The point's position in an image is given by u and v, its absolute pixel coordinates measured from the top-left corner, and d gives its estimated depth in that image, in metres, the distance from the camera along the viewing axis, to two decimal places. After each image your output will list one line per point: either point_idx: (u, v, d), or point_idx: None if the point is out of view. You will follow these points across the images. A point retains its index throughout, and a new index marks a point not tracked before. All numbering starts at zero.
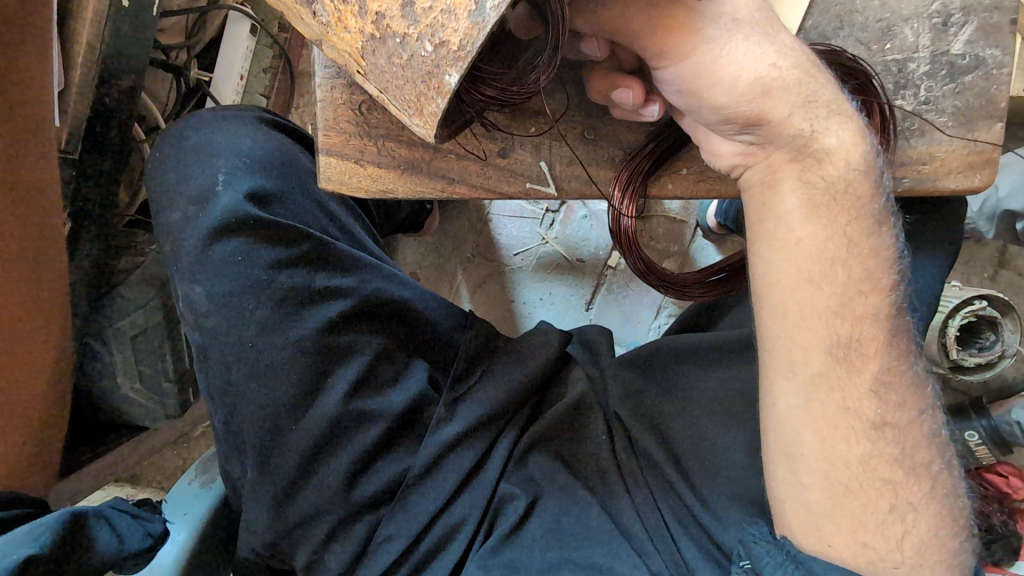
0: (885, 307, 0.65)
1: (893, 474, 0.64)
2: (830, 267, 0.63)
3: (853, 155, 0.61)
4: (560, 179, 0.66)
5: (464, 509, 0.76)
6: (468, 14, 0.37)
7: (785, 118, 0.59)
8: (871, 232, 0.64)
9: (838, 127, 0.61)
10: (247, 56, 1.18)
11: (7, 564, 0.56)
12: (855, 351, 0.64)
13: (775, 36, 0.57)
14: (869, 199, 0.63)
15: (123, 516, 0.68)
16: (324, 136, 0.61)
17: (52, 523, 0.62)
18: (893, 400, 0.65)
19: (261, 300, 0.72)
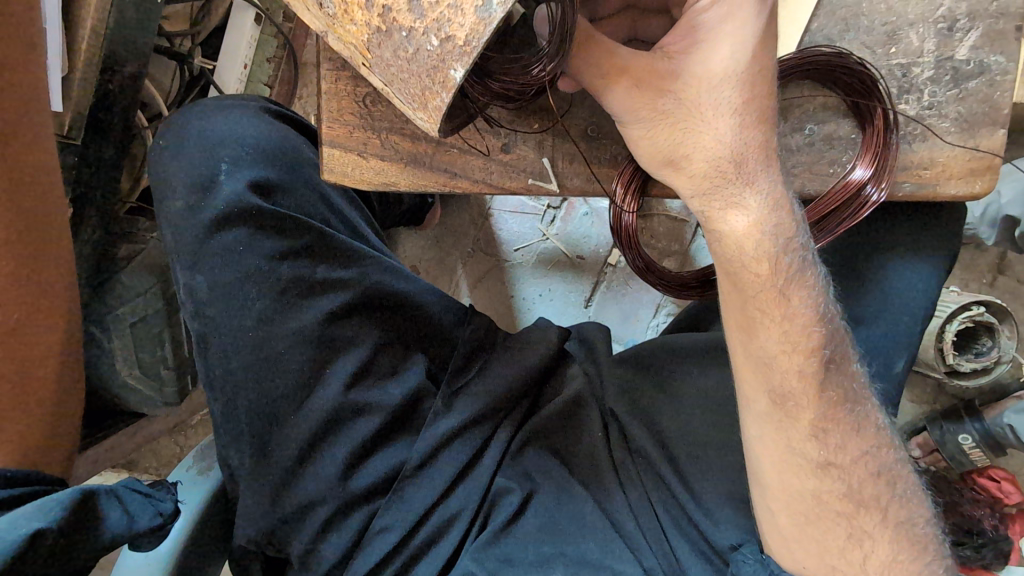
0: (808, 370, 0.65)
1: (844, 507, 0.67)
2: (764, 320, 0.65)
3: (748, 242, 0.63)
4: (562, 176, 0.66)
5: (459, 502, 0.77)
6: (474, 10, 0.37)
7: (711, 184, 0.61)
8: (785, 302, 0.64)
9: (743, 217, 0.62)
10: (252, 44, 1.17)
11: (16, 537, 0.53)
12: (789, 401, 0.66)
13: (709, 124, 0.59)
14: (775, 275, 0.64)
15: (134, 496, 0.64)
16: (327, 127, 0.61)
17: (63, 496, 0.58)
18: (832, 443, 0.67)
19: (261, 290, 0.73)
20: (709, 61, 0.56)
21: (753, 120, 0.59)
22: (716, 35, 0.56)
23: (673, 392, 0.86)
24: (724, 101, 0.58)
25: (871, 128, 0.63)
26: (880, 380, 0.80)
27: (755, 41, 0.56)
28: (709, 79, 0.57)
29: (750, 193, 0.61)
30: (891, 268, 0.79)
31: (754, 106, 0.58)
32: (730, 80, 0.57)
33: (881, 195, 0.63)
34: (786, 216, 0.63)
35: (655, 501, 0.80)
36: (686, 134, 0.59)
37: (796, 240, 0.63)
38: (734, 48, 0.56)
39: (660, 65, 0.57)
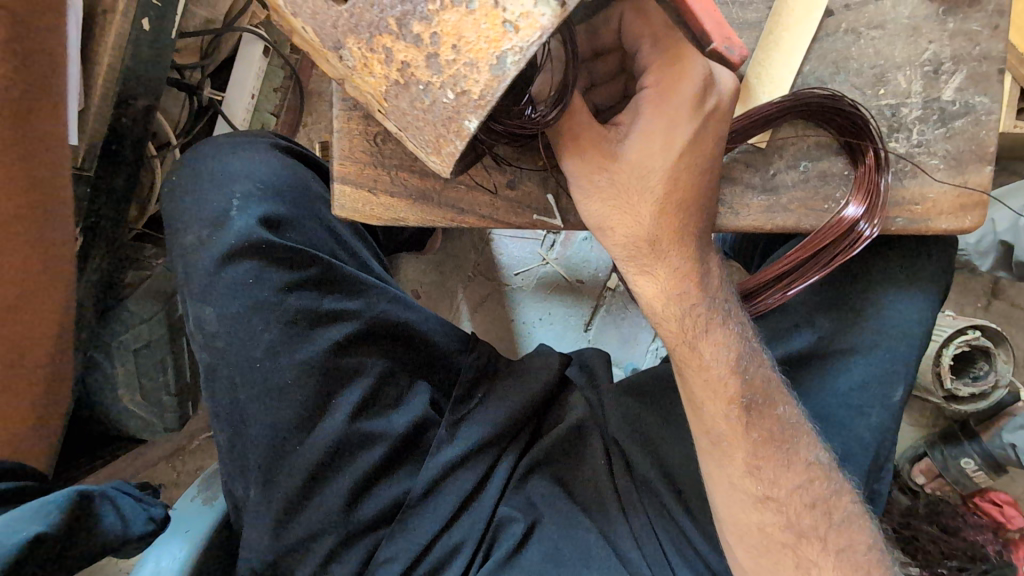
0: (731, 417, 0.67)
1: (786, 537, 0.68)
2: (685, 372, 0.68)
3: (658, 303, 0.65)
4: (566, 211, 0.67)
5: (463, 532, 0.77)
6: (489, 67, 0.39)
7: (636, 250, 0.63)
8: (699, 354, 0.67)
9: (651, 283, 0.64)
10: (258, 75, 1.19)
11: (18, 539, 0.57)
12: (723, 442, 0.68)
13: (635, 208, 0.60)
14: (686, 331, 0.66)
15: (126, 498, 0.70)
16: (339, 165, 0.63)
17: (57, 501, 0.63)
18: (766, 478, 0.68)
19: (271, 322, 0.73)
20: (646, 151, 0.58)
21: (672, 210, 0.60)
22: (675, 110, 0.58)
23: (673, 419, 0.87)
24: (649, 191, 0.60)
25: (864, 167, 0.66)
26: (877, 409, 0.80)
27: (686, 143, 0.58)
28: (640, 170, 0.59)
29: (662, 265, 0.63)
30: (885, 299, 0.80)
31: (675, 199, 0.60)
32: (657, 174, 0.59)
33: (874, 230, 0.65)
34: (694, 289, 0.64)
35: (658, 529, 0.81)
36: (616, 211, 0.60)
37: (701, 305, 0.65)
38: (667, 143, 0.58)
39: (608, 144, 0.58)
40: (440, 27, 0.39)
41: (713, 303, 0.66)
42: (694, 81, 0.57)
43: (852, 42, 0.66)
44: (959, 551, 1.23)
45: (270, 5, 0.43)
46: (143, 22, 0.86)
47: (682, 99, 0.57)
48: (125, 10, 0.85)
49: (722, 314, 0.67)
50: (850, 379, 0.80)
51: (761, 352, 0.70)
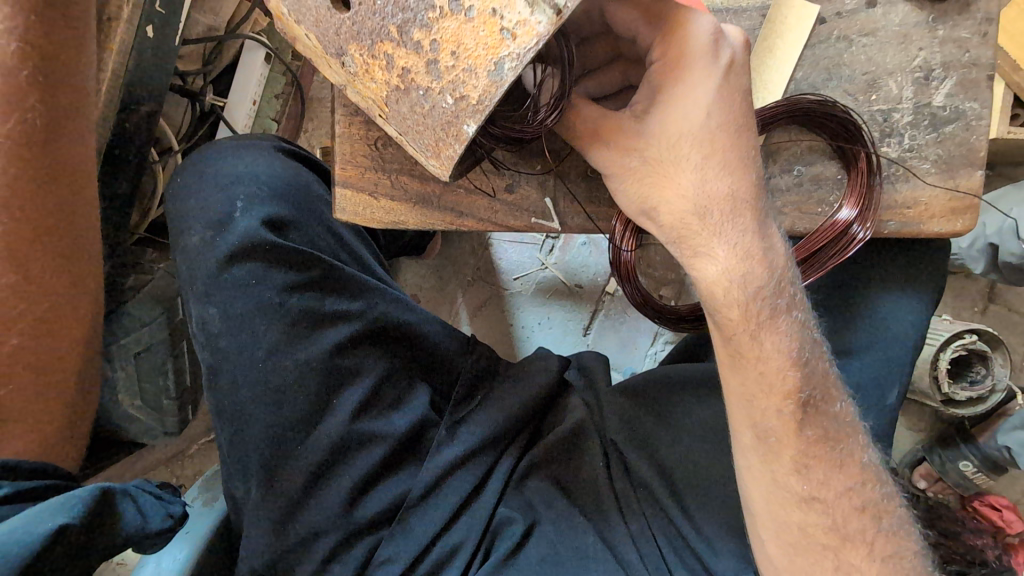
0: (785, 413, 0.67)
1: (830, 539, 0.68)
2: (755, 363, 0.66)
3: (717, 289, 0.65)
4: (564, 215, 0.68)
5: (462, 533, 0.78)
6: (487, 73, 0.40)
7: (700, 231, 0.62)
8: (761, 343, 0.66)
9: (711, 266, 0.64)
10: (260, 83, 1.21)
11: (46, 532, 0.56)
12: (771, 437, 0.67)
13: (674, 177, 0.60)
14: (748, 320, 0.65)
15: (145, 496, 0.68)
16: (340, 169, 0.64)
17: (84, 493, 0.61)
18: (815, 478, 0.68)
19: (272, 323, 0.74)
20: (677, 114, 0.58)
21: (712, 179, 0.60)
22: (676, 102, 0.58)
23: (671, 422, 0.88)
24: (684, 157, 0.60)
25: (857, 170, 0.66)
26: (874, 409, 0.81)
27: (706, 117, 0.58)
28: (670, 135, 0.59)
29: (717, 242, 0.63)
30: (879, 301, 0.81)
31: (716, 159, 0.59)
32: (688, 143, 0.59)
33: (868, 232, 0.66)
34: (758, 266, 0.64)
35: (656, 530, 0.82)
36: (654, 186, 0.61)
37: (766, 290, 0.64)
38: (692, 101, 0.58)
39: (628, 121, 0.60)
40: (439, 34, 0.40)
41: (776, 287, 0.65)
42: (702, 33, 0.57)
43: (844, 49, 0.67)
44: (959, 554, 1.24)
45: (275, 13, 0.44)
46: (147, 29, 0.88)
47: (697, 55, 0.57)
48: (130, 18, 0.86)
49: (786, 297, 0.66)
50: (846, 381, 0.81)
51: (820, 343, 0.70)
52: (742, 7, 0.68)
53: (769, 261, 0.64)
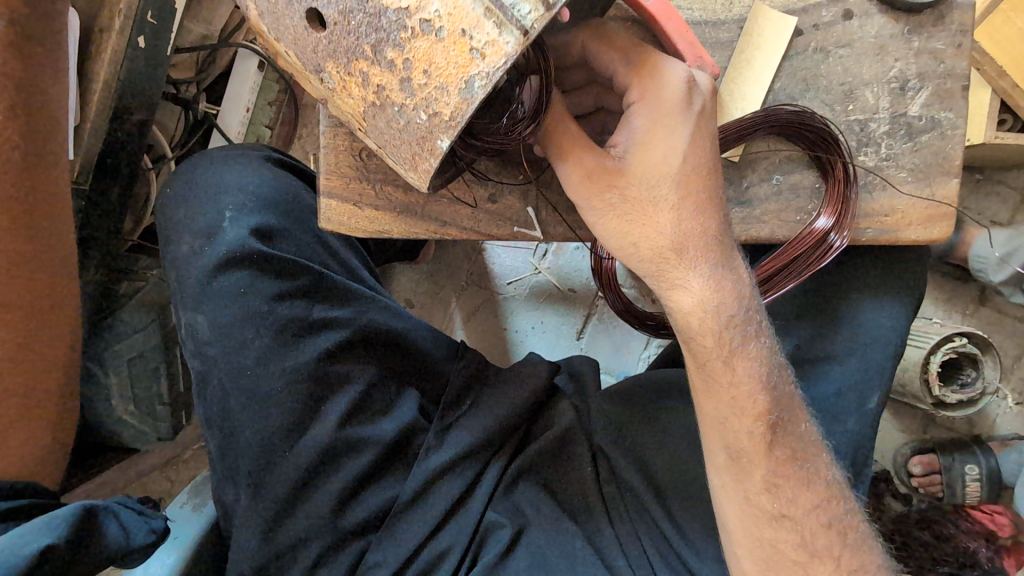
0: (756, 433, 0.68)
1: (800, 556, 0.69)
2: (714, 386, 0.68)
3: (692, 319, 0.66)
4: (546, 224, 0.69)
5: (450, 537, 0.79)
6: (458, 91, 0.41)
7: (671, 265, 0.63)
8: (730, 370, 0.67)
9: (686, 295, 0.65)
10: (253, 90, 1.20)
11: (23, 556, 0.58)
12: (743, 458, 0.68)
13: (652, 217, 0.61)
14: (720, 347, 0.67)
15: (129, 512, 0.69)
16: (325, 180, 0.65)
17: (62, 515, 0.63)
18: (784, 496, 0.69)
19: (261, 330, 0.75)
20: (649, 158, 0.59)
21: (690, 214, 0.61)
22: (653, 139, 0.59)
23: (658, 426, 0.89)
24: (663, 198, 0.60)
25: (834, 180, 0.68)
26: (854, 415, 0.81)
27: (687, 145, 0.59)
28: (649, 179, 0.59)
29: (691, 276, 0.64)
30: (861, 306, 0.82)
31: (689, 202, 0.61)
32: (665, 179, 0.59)
33: (843, 241, 0.67)
34: (727, 297, 0.65)
35: (643, 534, 0.83)
36: (634, 224, 0.61)
37: (735, 317, 0.66)
38: (668, 148, 0.59)
39: (611, 161, 0.59)
40: (412, 54, 0.41)
41: (745, 316, 0.67)
42: (675, 86, 0.58)
43: (821, 60, 0.69)
44: (949, 556, 1.26)
45: (256, 31, 0.46)
46: (138, 41, 0.88)
47: (670, 108, 0.58)
48: (122, 29, 0.87)
49: (752, 326, 0.67)
50: (829, 387, 0.82)
51: (782, 360, 0.72)
52: (719, 20, 0.69)
53: (740, 292, 0.66)
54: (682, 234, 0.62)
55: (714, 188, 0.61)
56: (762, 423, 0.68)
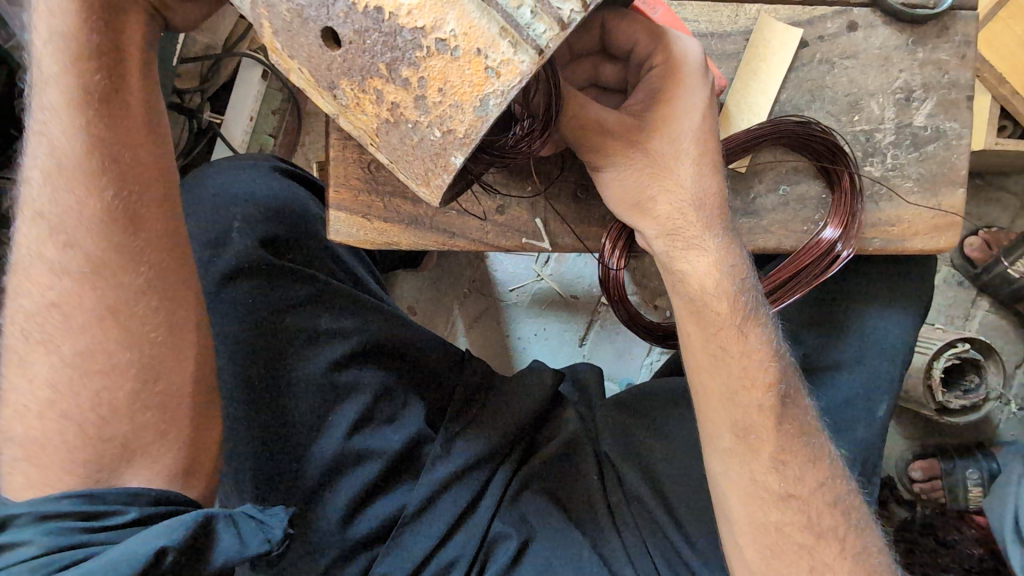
0: (765, 406, 0.67)
1: (805, 539, 0.68)
2: (727, 358, 0.67)
3: (708, 282, 0.65)
4: (555, 235, 0.69)
5: (457, 548, 0.78)
6: (473, 109, 0.42)
7: (687, 223, 0.64)
8: (744, 337, 0.67)
9: (701, 258, 0.65)
10: (258, 99, 1.18)
11: (133, 564, 0.53)
12: (751, 434, 0.67)
13: (671, 172, 0.62)
14: (735, 313, 0.66)
15: (251, 516, 0.62)
16: (334, 192, 0.65)
17: (183, 521, 0.56)
18: (790, 474, 0.69)
19: (270, 339, 0.76)
20: (672, 115, 0.60)
21: (707, 170, 0.62)
22: (673, 100, 0.60)
23: (664, 435, 0.90)
24: (682, 153, 0.62)
25: (840, 190, 0.68)
26: (862, 423, 0.81)
27: (704, 106, 0.61)
28: (670, 134, 0.61)
29: (708, 236, 0.64)
30: (869, 315, 0.82)
31: (706, 161, 0.62)
32: (684, 136, 0.61)
33: (850, 252, 0.68)
34: (739, 259, 0.66)
35: (650, 543, 0.83)
36: (652, 177, 0.62)
37: (749, 280, 0.66)
38: (690, 105, 0.60)
39: (629, 120, 0.60)
40: (427, 72, 0.41)
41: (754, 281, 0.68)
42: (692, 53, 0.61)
43: (827, 71, 0.69)
44: (953, 563, 1.24)
45: (270, 48, 0.46)
46: None
47: (692, 68, 0.60)
48: None
49: (756, 292, 0.68)
50: (834, 396, 0.82)
51: (785, 353, 0.71)
52: (726, 31, 0.69)
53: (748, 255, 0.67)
54: (700, 192, 0.63)
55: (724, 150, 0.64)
56: (773, 394, 0.68)
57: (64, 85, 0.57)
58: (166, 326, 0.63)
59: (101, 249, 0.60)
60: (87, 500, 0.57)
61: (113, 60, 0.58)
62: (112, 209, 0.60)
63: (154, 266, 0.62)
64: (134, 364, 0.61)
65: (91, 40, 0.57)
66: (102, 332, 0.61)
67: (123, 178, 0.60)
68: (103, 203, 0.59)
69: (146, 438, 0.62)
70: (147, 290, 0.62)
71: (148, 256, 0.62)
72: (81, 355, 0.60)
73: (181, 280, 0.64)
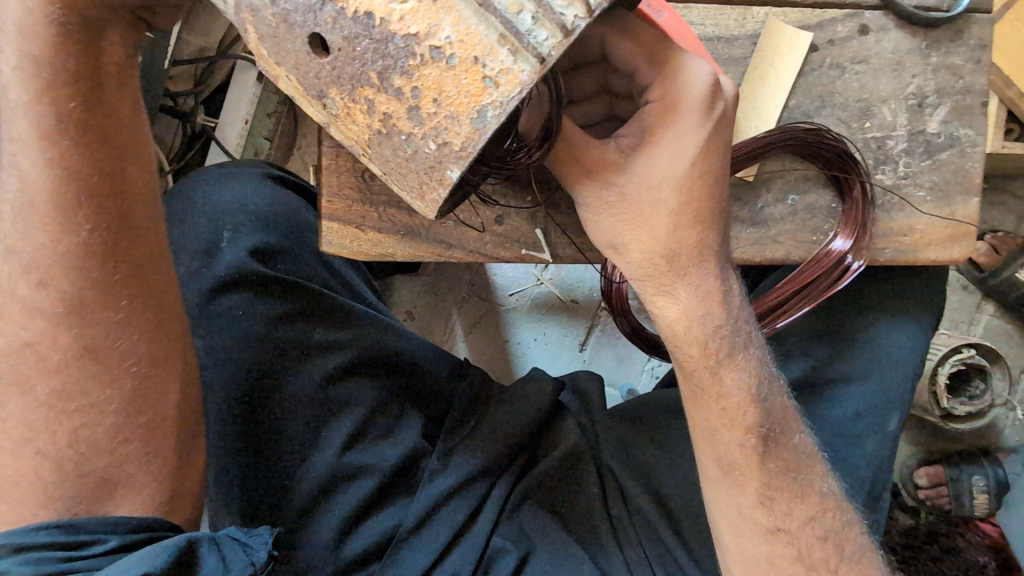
0: (747, 446, 0.65)
1: (796, 570, 0.66)
2: (704, 397, 0.65)
3: (678, 328, 0.63)
4: (555, 245, 0.67)
5: (457, 564, 0.75)
6: (470, 120, 0.40)
7: (659, 270, 0.60)
8: (718, 383, 0.64)
9: (671, 304, 0.62)
10: (252, 102, 1.16)
11: None
12: (744, 468, 0.66)
13: (648, 219, 0.57)
14: (708, 359, 0.63)
15: (234, 542, 0.61)
16: (328, 202, 0.63)
17: (169, 544, 0.56)
18: (779, 509, 0.67)
19: (260, 353, 0.73)
20: (655, 159, 0.55)
21: (687, 221, 0.58)
22: (661, 141, 0.56)
23: (667, 447, 0.87)
24: (662, 201, 0.57)
25: (851, 200, 0.66)
26: (873, 436, 0.79)
27: (696, 150, 0.56)
28: (651, 180, 0.56)
29: (681, 285, 0.60)
30: (878, 324, 0.80)
31: (690, 208, 0.58)
32: (670, 181, 0.56)
33: (862, 264, 0.66)
34: (716, 308, 0.62)
35: (653, 558, 0.80)
36: (623, 224, 0.58)
37: (724, 329, 0.63)
38: (676, 148, 0.55)
39: (611, 155, 0.56)
40: (421, 81, 0.39)
41: (736, 330, 0.63)
42: (695, 88, 0.55)
43: (837, 76, 0.67)
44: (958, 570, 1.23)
45: (256, 54, 0.44)
46: None
47: (689, 108, 0.55)
48: None
49: (742, 339, 0.64)
50: (844, 410, 0.80)
51: (777, 379, 0.69)
52: (733, 35, 0.67)
53: (729, 306, 0.62)
54: (678, 241, 0.58)
55: (715, 199, 0.58)
56: (752, 436, 0.65)
57: (40, 117, 0.53)
58: (150, 362, 0.60)
59: (79, 288, 0.57)
60: (69, 530, 0.56)
61: (98, 88, 0.55)
62: (94, 245, 0.56)
63: (135, 302, 0.59)
64: (117, 400, 0.59)
65: (67, 65, 0.53)
66: (79, 370, 0.58)
67: (105, 206, 0.56)
68: (85, 239, 0.56)
69: (132, 467, 0.60)
70: (129, 326, 0.59)
71: (131, 282, 0.59)
72: (57, 395, 0.57)
73: (166, 313, 0.61)
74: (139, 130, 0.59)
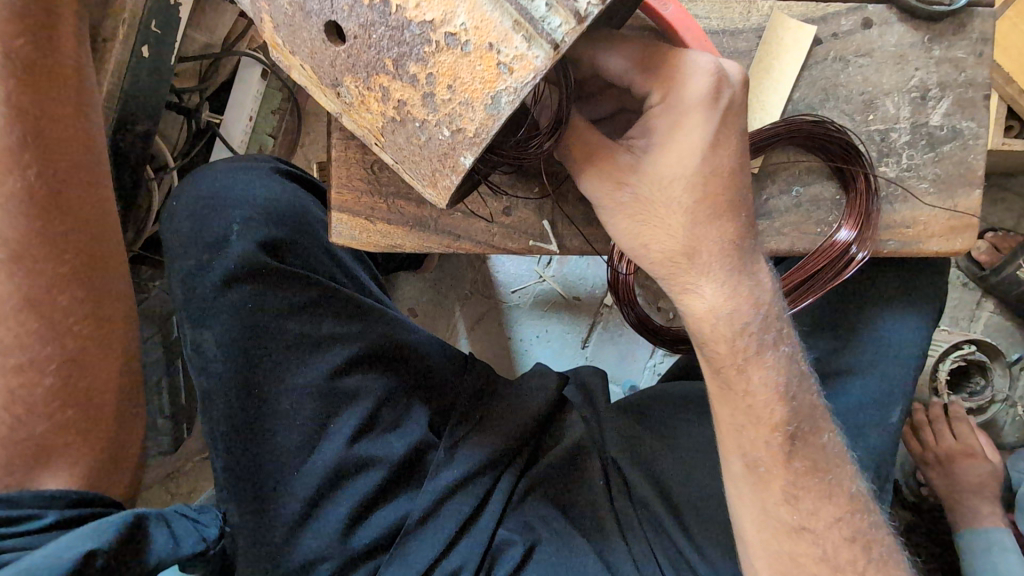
0: (766, 442, 0.66)
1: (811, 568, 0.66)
2: (735, 395, 0.66)
3: (705, 325, 0.63)
4: (562, 237, 0.68)
5: (461, 557, 0.76)
6: (484, 106, 0.41)
7: (689, 268, 0.61)
8: (747, 377, 0.65)
9: (699, 301, 0.62)
10: (257, 98, 1.17)
11: (70, 563, 0.56)
12: (747, 457, 0.66)
13: (664, 217, 0.59)
14: (735, 354, 0.64)
15: (182, 519, 0.71)
16: (337, 193, 0.63)
17: (116, 521, 0.62)
18: (806, 508, 0.67)
19: (270, 345, 0.74)
20: (665, 158, 0.57)
21: (706, 217, 0.59)
22: (670, 140, 0.56)
23: (671, 440, 0.88)
24: (678, 201, 0.58)
25: (855, 192, 0.67)
26: (877, 428, 0.80)
27: (707, 144, 0.56)
28: (661, 179, 0.57)
29: (704, 282, 0.61)
30: (882, 318, 0.81)
31: (708, 205, 0.58)
32: (685, 179, 0.57)
33: (866, 255, 0.67)
34: (745, 305, 0.62)
35: (657, 550, 0.80)
36: (645, 224, 0.59)
37: (752, 325, 0.63)
38: (686, 145, 0.56)
39: (624, 157, 0.58)
40: (436, 68, 0.40)
41: (763, 323, 0.64)
42: (697, 81, 0.55)
43: (841, 69, 0.68)
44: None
45: (270, 44, 0.45)
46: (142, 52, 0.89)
47: (694, 105, 0.55)
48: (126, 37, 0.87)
49: (774, 333, 0.64)
50: (849, 401, 0.80)
51: (808, 374, 0.69)
52: (738, 28, 0.67)
53: (757, 297, 0.63)
54: (705, 237, 0.60)
55: (734, 191, 0.59)
56: (781, 433, 0.66)
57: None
58: (95, 316, 0.65)
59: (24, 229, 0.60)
60: (6, 506, 0.59)
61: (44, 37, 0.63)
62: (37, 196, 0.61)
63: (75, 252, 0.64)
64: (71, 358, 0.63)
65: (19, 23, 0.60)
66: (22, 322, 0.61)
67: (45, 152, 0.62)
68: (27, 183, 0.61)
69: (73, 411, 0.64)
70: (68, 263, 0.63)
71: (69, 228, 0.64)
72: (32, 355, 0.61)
73: (100, 265, 0.66)
74: (81, 91, 0.66)
